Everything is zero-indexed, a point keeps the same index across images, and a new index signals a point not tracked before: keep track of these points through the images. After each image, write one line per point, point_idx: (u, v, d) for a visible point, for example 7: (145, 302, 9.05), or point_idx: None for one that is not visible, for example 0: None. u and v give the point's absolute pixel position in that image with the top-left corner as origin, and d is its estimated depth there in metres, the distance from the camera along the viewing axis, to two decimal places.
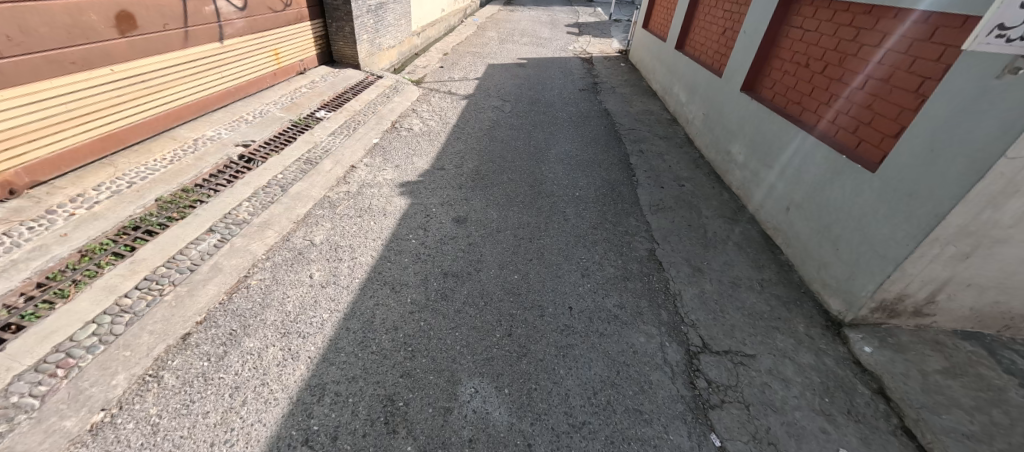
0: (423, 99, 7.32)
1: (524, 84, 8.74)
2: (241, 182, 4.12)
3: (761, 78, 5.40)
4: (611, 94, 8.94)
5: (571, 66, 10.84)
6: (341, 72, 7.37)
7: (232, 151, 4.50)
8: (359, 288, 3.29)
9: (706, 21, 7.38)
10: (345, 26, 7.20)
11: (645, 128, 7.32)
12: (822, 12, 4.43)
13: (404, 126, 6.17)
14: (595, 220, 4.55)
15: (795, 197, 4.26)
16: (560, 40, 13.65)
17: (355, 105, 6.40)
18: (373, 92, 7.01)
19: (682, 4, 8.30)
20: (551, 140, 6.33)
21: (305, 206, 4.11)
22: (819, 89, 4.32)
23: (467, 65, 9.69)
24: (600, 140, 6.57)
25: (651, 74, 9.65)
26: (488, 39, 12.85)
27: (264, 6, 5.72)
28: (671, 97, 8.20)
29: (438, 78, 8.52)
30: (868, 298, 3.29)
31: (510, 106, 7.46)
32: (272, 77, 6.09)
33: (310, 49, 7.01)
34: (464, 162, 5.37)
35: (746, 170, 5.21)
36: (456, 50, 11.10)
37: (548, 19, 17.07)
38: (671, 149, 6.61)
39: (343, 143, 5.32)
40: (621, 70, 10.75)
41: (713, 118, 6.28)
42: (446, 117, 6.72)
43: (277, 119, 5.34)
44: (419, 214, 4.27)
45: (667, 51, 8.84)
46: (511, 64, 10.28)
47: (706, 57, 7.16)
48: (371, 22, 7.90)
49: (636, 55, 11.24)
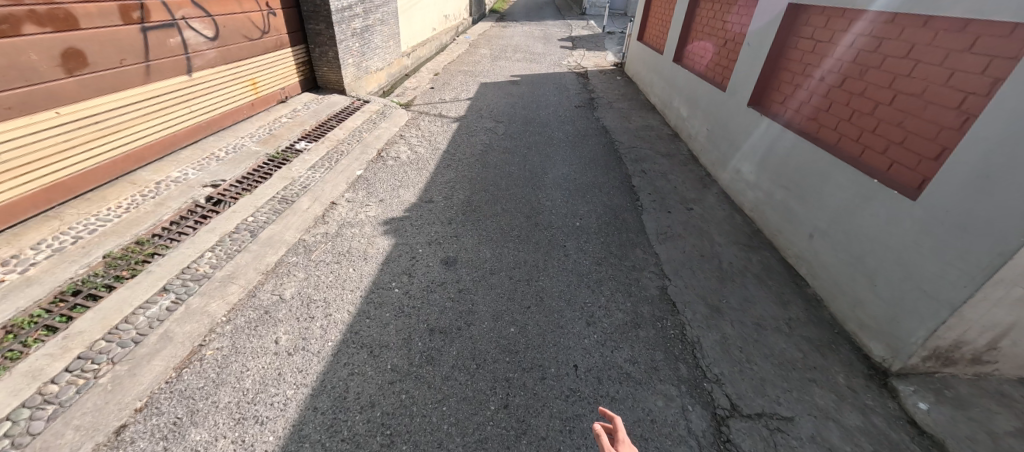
0: (412, 123, 6.97)
1: (518, 103, 8.41)
2: (205, 229, 3.73)
3: (770, 91, 5.03)
4: (609, 110, 8.59)
5: (566, 81, 10.53)
6: (326, 98, 7.02)
7: (199, 193, 4.11)
8: (332, 354, 2.86)
9: (705, 32, 7.05)
10: (329, 51, 6.89)
11: (646, 145, 6.95)
12: (834, 20, 4.07)
13: (391, 155, 5.80)
14: (598, 255, 4.14)
15: (818, 223, 3.85)
16: (554, 54, 13.40)
17: (338, 134, 6.02)
18: (358, 118, 6.65)
19: (678, 16, 8.00)
20: (547, 163, 5.95)
21: (277, 252, 3.71)
22: (837, 103, 3.95)
23: (458, 85, 9.38)
24: (599, 161, 6.19)
25: (649, 87, 9.32)
26: (481, 56, 12.60)
27: (239, 35, 5.38)
28: (671, 111, 7.84)
29: (428, 100, 8.20)
30: (920, 346, 2.87)
31: (503, 127, 7.11)
32: (250, 108, 5.73)
33: (292, 76, 6.66)
34: (454, 193, 4.98)
35: (759, 191, 4.81)
36: (448, 69, 10.81)
37: (541, 34, 16.91)
38: (675, 168, 6.23)
39: (323, 177, 4.94)
40: (618, 84, 10.44)
41: (719, 134, 5.90)
42: (435, 142, 6.35)
43: (252, 153, 4.96)
44: (403, 257, 3.86)
45: (664, 63, 8.51)
46: (504, 82, 9.98)
47: (707, 69, 6.81)
48: (357, 45, 7.60)
49: (632, 68, 10.94)
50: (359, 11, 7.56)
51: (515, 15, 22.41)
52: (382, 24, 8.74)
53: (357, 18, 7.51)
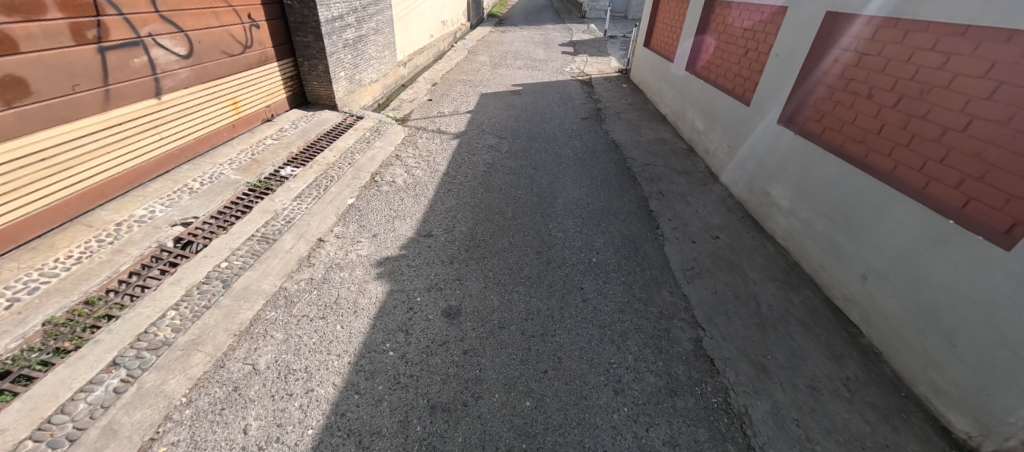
0: (409, 141, 6.49)
1: (521, 116, 7.93)
2: (169, 281, 3.24)
3: (802, 107, 4.56)
4: (617, 121, 8.11)
5: (569, 90, 10.04)
6: (316, 115, 6.52)
7: (166, 235, 3.62)
8: (313, 447, 2.38)
9: (722, 40, 6.58)
10: (319, 64, 6.41)
11: (661, 162, 6.46)
12: (884, 32, 3.61)
13: (386, 179, 5.31)
14: (620, 300, 3.65)
15: (874, 264, 3.38)
16: (555, 61, 12.93)
17: (328, 156, 5.52)
18: (350, 137, 6.15)
19: (691, 22, 7.53)
20: (556, 185, 5.47)
21: (253, 306, 3.22)
22: (890, 126, 3.49)
23: (458, 97, 8.90)
24: (612, 181, 5.71)
25: (658, 96, 8.85)
26: (480, 64, 12.12)
27: (217, 50, 4.89)
28: (685, 123, 7.37)
29: (425, 113, 7.70)
30: (1021, 427, 2.44)
31: (507, 143, 6.63)
32: (231, 129, 5.23)
33: (279, 92, 6.16)
34: (455, 224, 4.49)
35: (795, 219, 4.33)
36: (446, 78, 10.32)
37: (541, 39, 16.45)
38: (695, 188, 5.74)
39: (310, 209, 4.45)
40: (625, 93, 9.97)
41: (743, 152, 5.42)
42: (434, 163, 5.86)
43: (230, 183, 4.46)
44: (399, 308, 3.37)
45: (676, 72, 8.03)
46: (505, 92, 9.49)
47: (726, 80, 6.34)
48: (349, 57, 7.11)
49: (638, 75, 10.47)
50: (351, 19, 7.08)
51: (513, 19, 21.94)
52: (376, 33, 8.25)
53: (348, 28, 7.01)
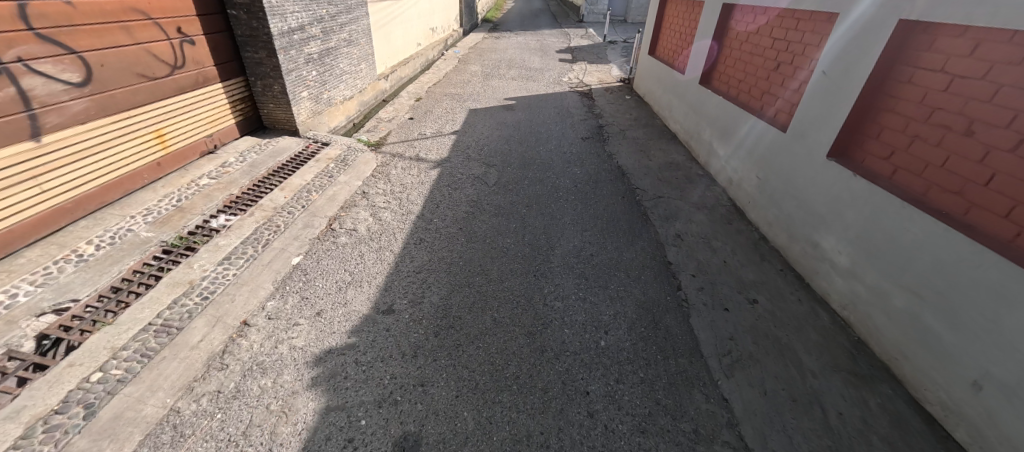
0: (380, 171, 5.55)
1: (513, 137, 7.00)
2: (4, 413, 2.33)
3: (860, 138, 3.63)
4: (622, 142, 7.16)
5: (568, 104, 9.08)
6: (272, 143, 5.57)
7: (22, 333, 2.71)
8: None
9: (745, 50, 5.64)
10: (274, 84, 5.49)
11: (676, 194, 5.52)
12: (993, 49, 2.70)
13: (345, 225, 4.37)
14: (639, 413, 2.71)
15: (995, 370, 2.48)
16: (552, 70, 12.00)
17: (277, 197, 4.56)
18: (310, 170, 5.19)
19: (705, 29, 6.60)
20: (553, 230, 4.52)
21: (120, 448, 2.29)
22: (1010, 177, 2.59)
23: (443, 114, 7.98)
24: (619, 222, 4.77)
25: (667, 111, 7.93)
26: (470, 74, 11.19)
27: (130, 73, 3.97)
28: (701, 145, 6.42)
29: (404, 136, 6.76)
30: None
31: (497, 173, 5.69)
32: (155, 169, 4.29)
33: (225, 117, 5.22)
34: (425, 293, 3.54)
35: (859, 284, 3.40)
36: (432, 92, 9.39)
37: (537, 45, 15.54)
38: (720, 229, 4.79)
39: (240, 275, 3.50)
40: (629, 106, 9.04)
41: (777, 188, 4.49)
42: (407, 202, 4.90)
43: (138, 244, 3.52)
44: (334, 439, 2.43)
45: (688, 85, 7.09)
46: (496, 107, 8.56)
47: (751, 98, 5.40)
48: (313, 74, 6.16)
49: (643, 86, 9.56)
50: (315, 30, 6.13)
51: (508, 24, 21.04)
52: (349, 44, 7.32)
53: (311, 39, 6.06)
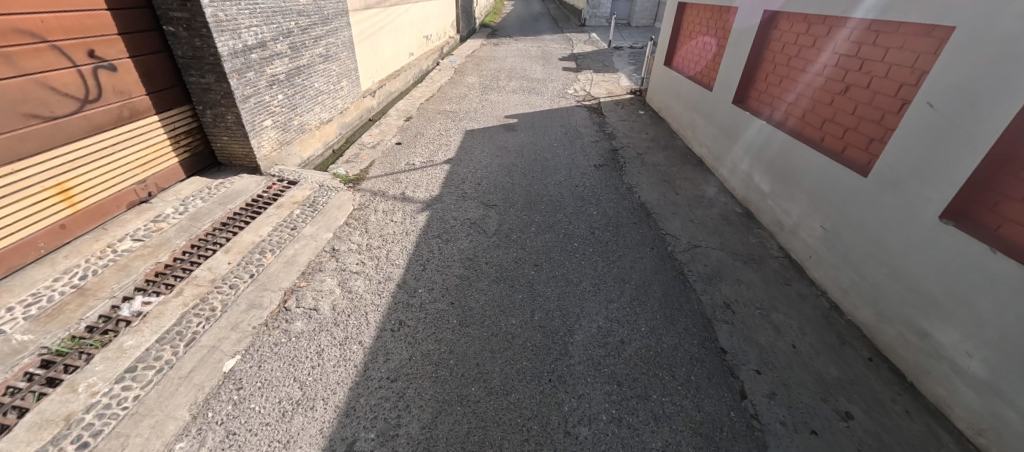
0: (357, 218, 4.59)
1: (516, 166, 6.05)
2: None
3: (990, 196, 2.70)
4: (642, 169, 6.19)
5: (576, 121, 8.11)
6: (224, 184, 4.59)
7: None
8: None
9: (793, 67, 4.69)
10: (227, 114, 4.53)
11: (715, 241, 4.55)
12: None
13: (305, 301, 3.42)
14: None
15: None
16: (555, 81, 11.04)
17: (220, 263, 3.59)
18: (267, 220, 4.21)
19: (738, 40, 5.65)
20: (569, 302, 3.56)
21: None
22: None
23: (435, 138, 7.03)
24: (651, 287, 3.80)
25: (691, 130, 6.96)
26: (467, 87, 10.23)
27: (14, 114, 3.05)
28: (737, 176, 5.45)
29: (389, 168, 5.79)
30: None
31: (498, 217, 4.72)
32: (56, 233, 3.37)
33: (163, 155, 4.26)
34: (401, 418, 2.59)
35: (1009, 408, 2.46)
36: (424, 109, 8.43)
37: (539, 53, 14.61)
38: (778, 295, 3.83)
39: (144, 397, 2.55)
40: (644, 124, 8.08)
41: (853, 246, 3.54)
42: (386, 262, 3.94)
43: (6, 356, 2.60)
44: None
45: (717, 104, 6.12)
46: (496, 127, 7.60)
47: (803, 124, 4.46)
48: (279, 98, 5.20)
49: (659, 100, 8.60)
50: (280, 46, 5.17)
51: (507, 30, 20.11)
52: (327, 60, 6.36)
53: (276, 58, 5.10)
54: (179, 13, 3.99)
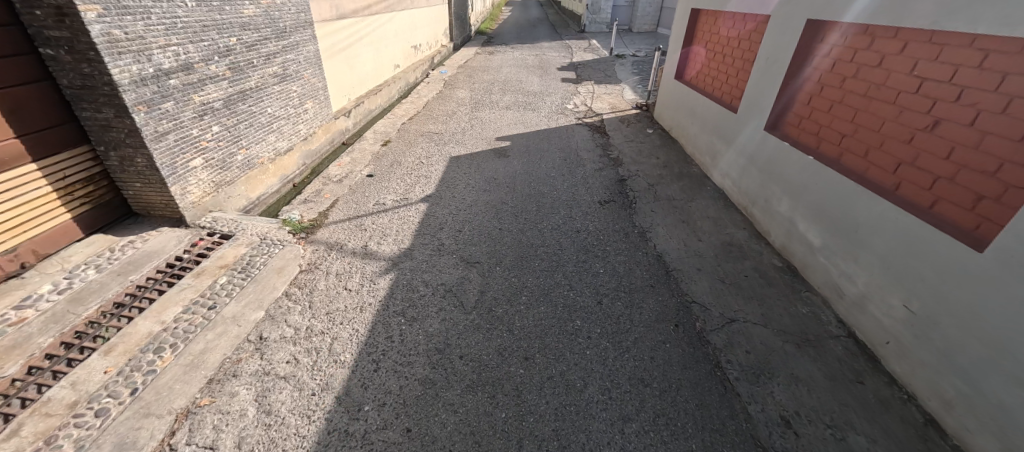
0: (302, 283, 3.64)
1: (505, 204, 5.09)
2: None
3: None
4: (655, 207, 5.23)
5: (577, 144, 7.16)
6: (133, 244, 3.63)
7: None
8: None
9: (847, 91, 3.75)
10: (137, 156, 3.60)
11: (755, 312, 3.59)
12: None
13: (202, 431, 2.46)
14: None
15: None
16: (554, 95, 10.10)
17: (91, 373, 2.63)
18: (179, 296, 3.24)
19: (769, 54, 4.72)
20: (569, 423, 2.61)
21: None
22: None
23: (414, 167, 6.10)
24: (680, 393, 2.83)
25: (710, 157, 6.01)
26: (456, 102, 9.30)
27: None
28: (773, 219, 4.51)
29: (353, 210, 4.84)
30: None
31: (480, 281, 3.76)
32: None
33: (46, 214, 3.32)
34: None
35: None
36: (405, 130, 7.50)
37: (536, 62, 13.70)
38: (852, 402, 2.85)
39: None
40: (654, 146, 7.14)
41: (961, 343, 2.62)
42: (327, 357, 2.96)
43: None
44: None
45: (742, 128, 5.19)
46: (485, 152, 6.66)
47: (865, 163, 3.54)
48: (214, 130, 4.27)
49: (669, 117, 7.67)
50: (215, 67, 4.24)
51: (503, 37, 19.22)
52: (284, 81, 5.43)
53: (209, 82, 4.17)
54: (56, 32, 3.08)
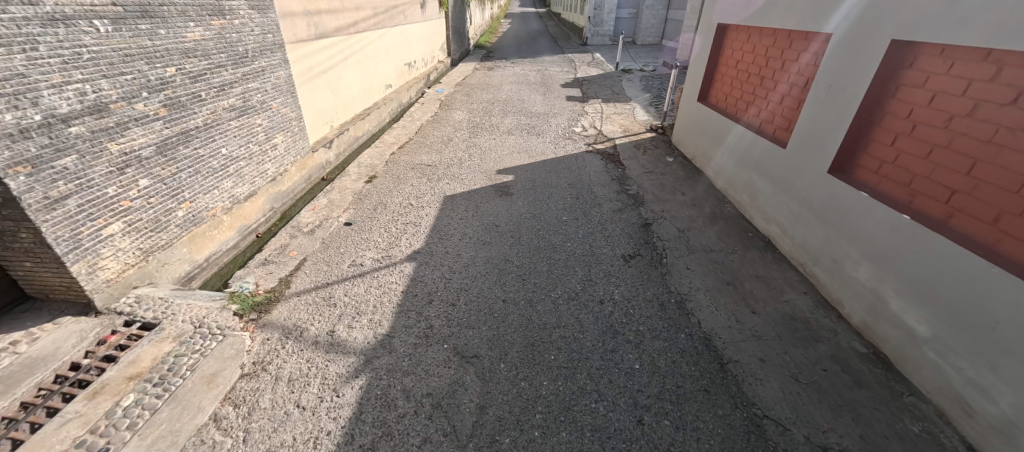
0: (242, 399, 2.72)
1: (509, 262, 4.19)
2: None
3: None
4: (691, 263, 4.32)
5: (590, 176, 6.27)
6: (13, 349, 2.75)
7: None
8: None
9: (957, 134, 2.92)
10: (21, 231, 2.71)
11: (851, 434, 2.66)
12: None
13: None
14: None
15: None
16: (559, 116, 9.23)
17: None
18: (56, 436, 2.35)
19: (830, 81, 3.87)
20: None
21: None
22: None
23: (401, 209, 5.20)
24: None
25: (748, 197, 5.13)
26: (453, 126, 8.43)
27: None
28: (845, 286, 3.62)
29: (322, 275, 3.92)
30: None
31: (477, 391, 2.84)
32: None
33: None
34: None
35: None
36: (394, 161, 6.61)
37: (538, 78, 12.87)
38: None
39: None
40: (678, 178, 6.24)
41: None
42: None
43: None
44: None
45: (793, 167, 4.33)
46: (485, 189, 5.77)
47: (994, 232, 2.69)
48: (142, 184, 3.38)
49: (691, 144, 6.79)
50: (144, 105, 3.37)
51: (503, 51, 18.46)
52: (245, 115, 4.56)
53: (135, 126, 3.30)
54: None
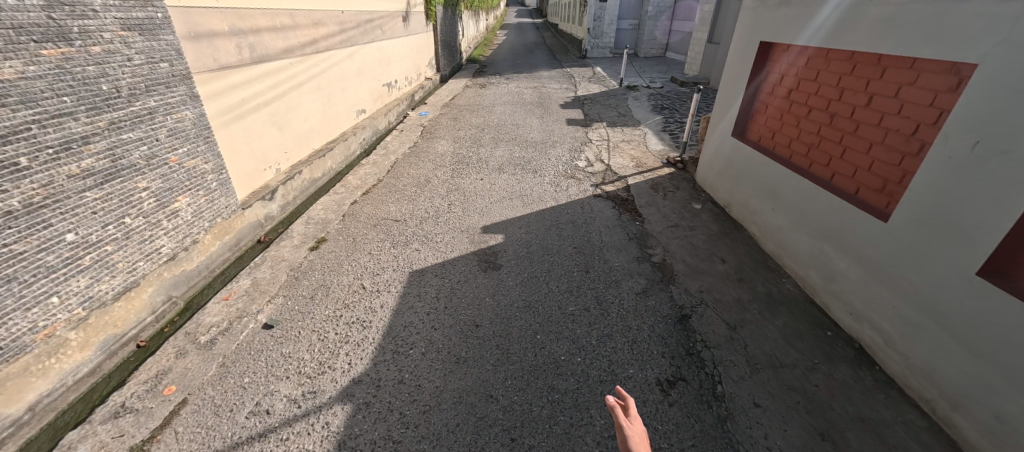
0: None
1: (489, 402, 2.81)
2: None
3: None
4: (761, 394, 2.94)
5: (601, 235, 4.91)
6: None
7: None
8: None
9: None
10: None
11: None
12: None
13: None
14: None
15: None
16: (559, 146, 7.91)
17: None
18: None
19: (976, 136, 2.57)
20: None
21: None
22: None
23: (349, 296, 3.82)
24: None
25: (817, 277, 3.80)
26: (433, 161, 7.10)
27: None
28: None
29: (200, 440, 2.54)
30: None
31: None
32: None
33: None
34: None
35: None
36: (353, 215, 5.25)
37: (535, 98, 11.57)
38: None
39: None
40: (716, 236, 4.89)
41: None
42: None
43: None
44: None
45: (902, 252, 2.99)
46: (465, 258, 4.41)
47: None
48: None
49: (724, 190, 5.47)
50: None
51: (498, 65, 17.22)
52: (117, 178, 3.20)
53: None
54: None
